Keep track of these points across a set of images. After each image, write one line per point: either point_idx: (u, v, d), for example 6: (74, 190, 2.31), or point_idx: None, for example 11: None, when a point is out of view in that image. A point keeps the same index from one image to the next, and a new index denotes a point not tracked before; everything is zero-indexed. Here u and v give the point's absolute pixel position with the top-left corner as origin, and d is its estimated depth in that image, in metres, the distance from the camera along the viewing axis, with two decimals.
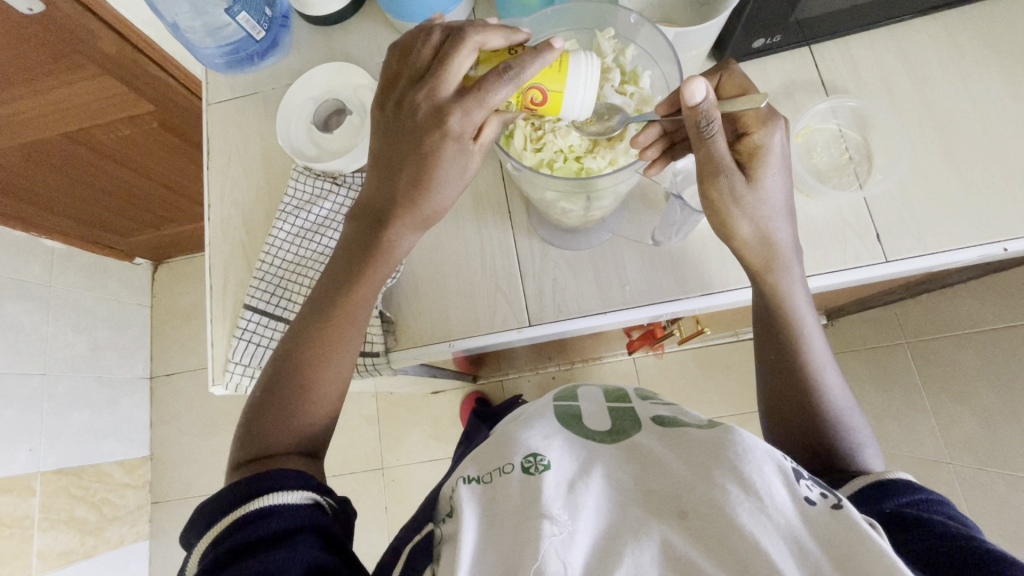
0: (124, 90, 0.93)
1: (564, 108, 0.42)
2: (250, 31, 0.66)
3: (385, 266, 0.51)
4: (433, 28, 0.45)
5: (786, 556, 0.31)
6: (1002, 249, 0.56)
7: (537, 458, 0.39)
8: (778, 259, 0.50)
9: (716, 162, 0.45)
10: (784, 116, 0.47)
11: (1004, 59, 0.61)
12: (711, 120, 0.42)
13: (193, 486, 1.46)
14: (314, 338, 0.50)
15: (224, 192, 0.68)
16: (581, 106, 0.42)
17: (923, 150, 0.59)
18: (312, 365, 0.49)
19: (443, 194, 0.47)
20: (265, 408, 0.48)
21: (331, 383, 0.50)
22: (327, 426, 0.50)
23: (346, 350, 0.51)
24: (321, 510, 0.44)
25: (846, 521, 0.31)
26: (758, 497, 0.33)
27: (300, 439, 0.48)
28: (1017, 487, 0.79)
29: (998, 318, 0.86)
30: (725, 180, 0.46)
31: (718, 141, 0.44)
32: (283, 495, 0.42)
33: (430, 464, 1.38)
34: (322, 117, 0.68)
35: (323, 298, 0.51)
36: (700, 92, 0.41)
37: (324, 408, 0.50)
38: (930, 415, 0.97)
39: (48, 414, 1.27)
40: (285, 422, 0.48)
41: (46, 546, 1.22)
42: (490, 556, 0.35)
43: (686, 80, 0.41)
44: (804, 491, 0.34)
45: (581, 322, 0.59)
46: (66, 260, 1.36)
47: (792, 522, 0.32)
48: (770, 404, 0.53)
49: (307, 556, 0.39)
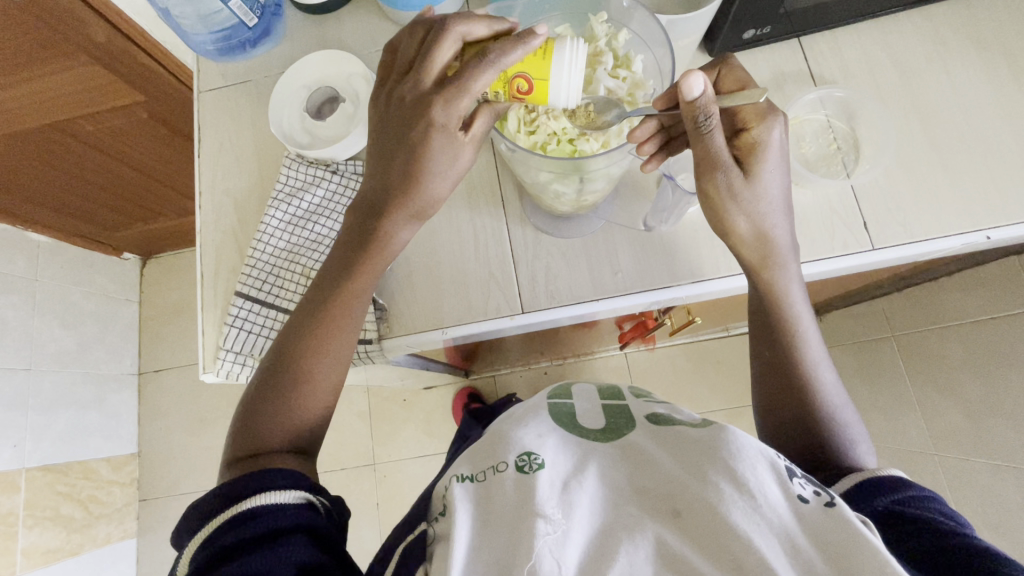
0: (114, 79, 0.92)
1: (551, 96, 0.40)
2: (242, 18, 0.66)
3: (380, 262, 0.51)
4: (414, 23, 0.47)
5: (780, 556, 0.31)
6: (986, 237, 0.57)
7: (532, 457, 0.39)
8: (774, 256, 0.50)
9: (714, 157, 0.46)
10: (782, 111, 0.48)
11: (986, 51, 0.62)
12: (709, 115, 0.43)
13: (182, 483, 1.45)
14: (314, 330, 0.50)
15: (216, 179, 0.68)
16: (569, 92, 0.40)
17: (909, 140, 0.60)
18: (309, 361, 0.49)
19: (440, 190, 0.48)
20: (262, 404, 0.48)
21: (329, 371, 0.50)
22: (321, 421, 0.50)
23: (343, 346, 0.51)
24: (314, 510, 0.43)
25: (838, 519, 0.32)
26: (752, 496, 0.33)
27: (296, 433, 0.48)
28: (1001, 475, 0.81)
29: (982, 309, 0.87)
30: (722, 176, 0.46)
31: (716, 135, 0.44)
32: (279, 495, 0.42)
33: (422, 461, 1.38)
34: (315, 104, 0.67)
35: (322, 293, 0.51)
36: (698, 85, 0.41)
37: (322, 404, 0.50)
38: (916, 407, 0.99)
39: (34, 410, 1.25)
40: (281, 416, 0.48)
41: (31, 543, 1.20)
42: (485, 555, 0.34)
43: (683, 75, 0.41)
44: (797, 489, 0.34)
45: (574, 310, 0.59)
46: (53, 253, 1.34)
47: (787, 522, 0.32)
48: (766, 399, 0.53)
49: (301, 556, 0.39)
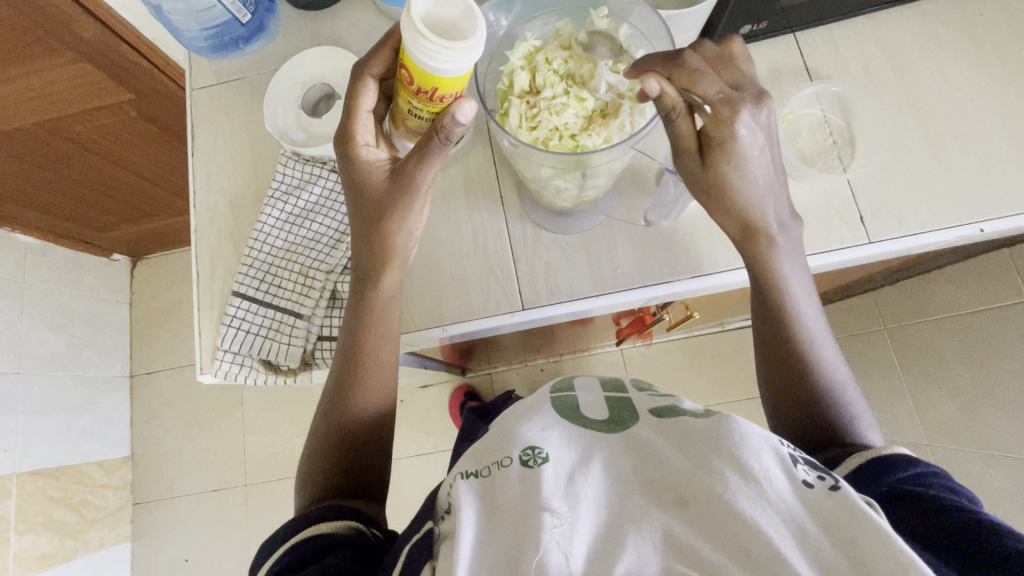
0: (102, 77, 0.91)
1: (414, 59, 0.39)
2: (236, 14, 0.65)
3: (388, 303, 0.54)
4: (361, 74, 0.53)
5: (789, 541, 0.31)
6: (979, 229, 0.58)
7: (535, 451, 0.38)
8: (761, 231, 0.50)
9: (676, 145, 0.48)
10: (767, 101, 0.45)
11: (977, 46, 0.63)
12: (671, 110, 0.45)
13: (177, 485, 1.44)
14: (342, 372, 0.53)
15: (210, 177, 0.67)
16: (413, 40, 0.38)
17: (903, 134, 0.61)
18: (342, 401, 0.52)
19: (404, 231, 0.51)
20: (314, 449, 0.52)
21: (365, 412, 0.52)
22: (371, 460, 0.52)
23: (371, 384, 0.53)
24: (364, 535, 0.45)
25: (843, 503, 0.32)
26: (757, 483, 0.33)
27: (360, 472, 0.51)
28: (993, 464, 0.82)
29: (973, 302, 0.89)
30: (681, 161, 0.49)
31: (679, 124, 0.46)
32: (326, 524, 0.44)
33: (419, 459, 1.38)
34: (311, 101, 0.67)
35: (346, 340, 0.54)
36: (655, 89, 0.43)
37: (363, 447, 0.52)
38: (908, 399, 1.01)
39: (24, 415, 1.23)
40: (326, 455, 0.51)
41: (23, 549, 1.18)
42: (491, 551, 0.34)
43: (643, 78, 0.43)
44: (802, 474, 0.34)
45: (574, 305, 0.60)
46: (40, 255, 1.32)
47: (793, 507, 0.33)
48: (772, 385, 0.53)
49: (330, 562, 0.40)
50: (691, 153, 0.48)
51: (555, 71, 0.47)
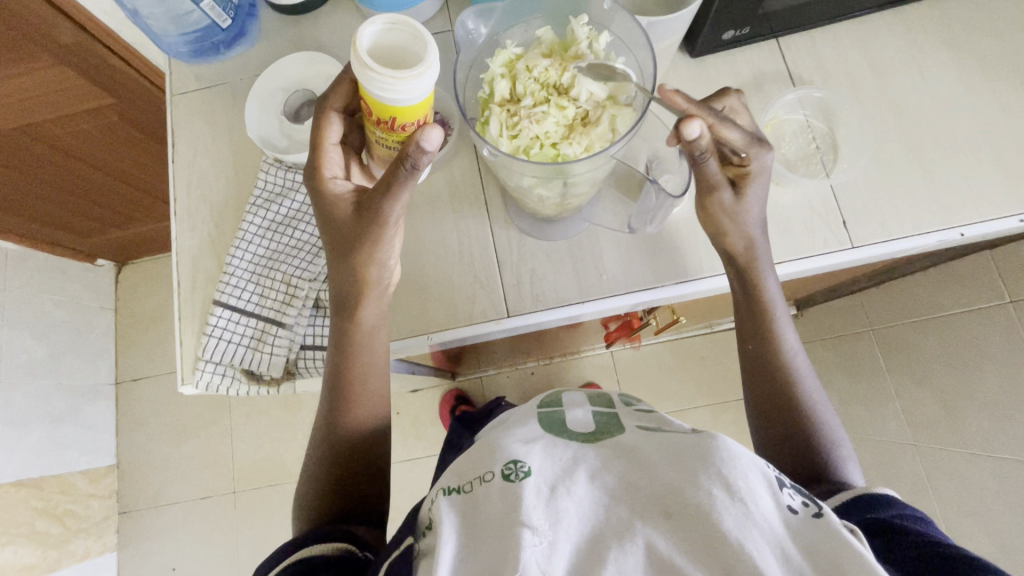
0: (81, 82, 0.89)
1: (371, 93, 0.40)
2: (215, 19, 0.64)
3: (370, 331, 0.53)
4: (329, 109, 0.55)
5: (773, 562, 0.31)
6: (960, 233, 0.58)
7: (518, 465, 0.38)
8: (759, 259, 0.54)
9: (709, 179, 0.50)
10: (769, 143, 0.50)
11: (955, 51, 0.64)
12: (703, 150, 0.47)
13: (164, 493, 1.42)
14: (330, 400, 0.52)
15: (191, 185, 0.66)
16: (368, 77, 0.38)
17: (884, 138, 0.61)
18: (331, 426, 0.52)
19: (379, 263, 0.50)
20: (311, 471, 0.51)
21: (355, 434, 0.52)
22: (364, 480, 0.51)
23: (357, 410, 0.52)
24: (354, 555, 0.44)
25: (826, 530, 0.33)
26: (744, 503, 0.33)
27: (356, 492, 0.50)
28: (977, 464, 0.83)
29: (956, 302, 0.90)
30: (716, 194, 0.51)
31: (709, 162, 0.49)
32: (316, 545, 0.43)
33: (409, 465, 1.37)
34: (293, 107, 0.65)
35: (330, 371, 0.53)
36: (695, 130, 0.44)
37: (355, 470, 0.51)
38: (893, 399, 1.02)
39: (5, 424, 1.21)
40: (319, 478, 0.50)
41: (6, 561, 1.16)
42: (471, 565, 0.34)
43: (683, 120, 0.44)
44: (786, 500, 0.34)
45: (559, 313, 0.60)
46: (22, 261, 1.29)
47: (777, 529, 0.33)
48: (759, 407, 0.53)
49: None
50: (718, 188, 0.51)
51: (535, 79, 0.47)
